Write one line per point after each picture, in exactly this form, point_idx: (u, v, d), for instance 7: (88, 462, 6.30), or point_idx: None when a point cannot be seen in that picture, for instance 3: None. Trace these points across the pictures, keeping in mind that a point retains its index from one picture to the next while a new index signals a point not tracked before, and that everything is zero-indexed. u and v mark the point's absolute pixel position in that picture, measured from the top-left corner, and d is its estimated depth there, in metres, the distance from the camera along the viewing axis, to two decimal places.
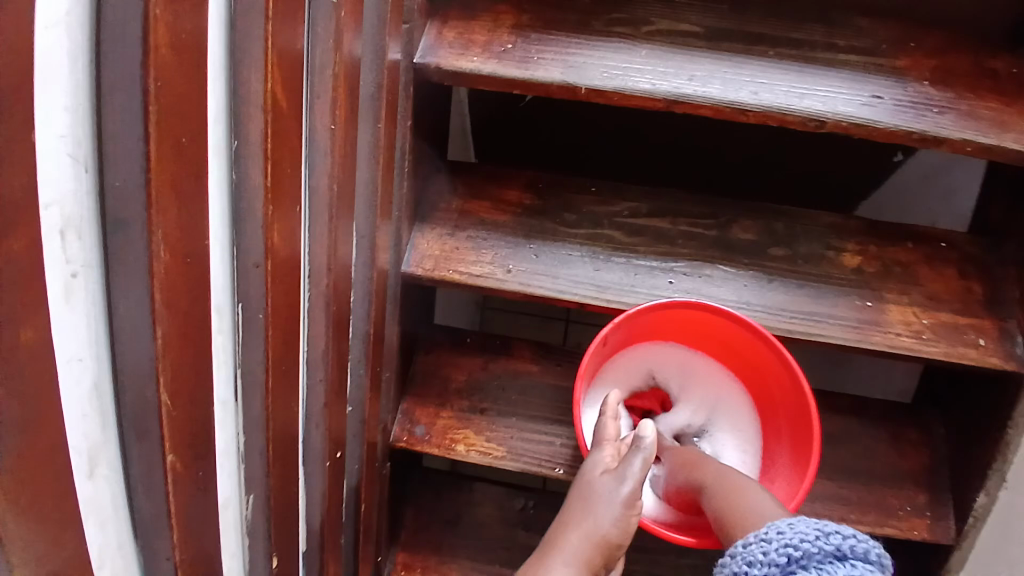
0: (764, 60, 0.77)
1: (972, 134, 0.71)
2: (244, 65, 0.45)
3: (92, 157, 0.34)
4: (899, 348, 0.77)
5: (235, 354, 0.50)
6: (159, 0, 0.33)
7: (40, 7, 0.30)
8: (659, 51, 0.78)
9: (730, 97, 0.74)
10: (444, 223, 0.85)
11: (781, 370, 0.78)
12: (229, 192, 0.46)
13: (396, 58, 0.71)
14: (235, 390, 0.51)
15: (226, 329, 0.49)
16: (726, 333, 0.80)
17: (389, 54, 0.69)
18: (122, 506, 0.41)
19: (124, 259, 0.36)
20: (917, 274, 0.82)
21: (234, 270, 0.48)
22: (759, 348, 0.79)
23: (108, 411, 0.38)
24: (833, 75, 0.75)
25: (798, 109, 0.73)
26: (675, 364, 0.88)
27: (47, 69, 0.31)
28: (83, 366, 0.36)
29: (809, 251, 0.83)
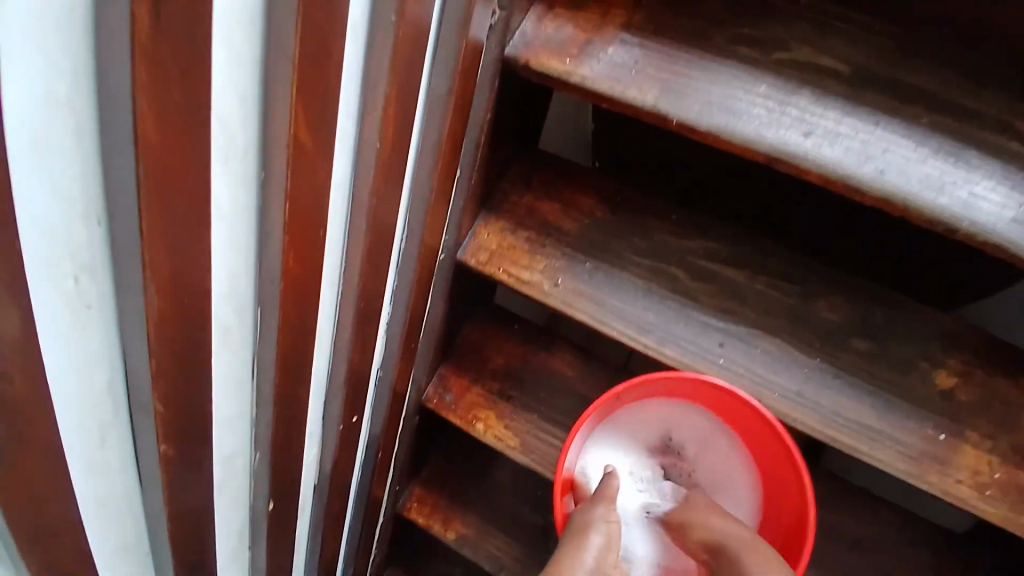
0: (912, 128, 0.62)
1: None
2: (272, 99, 0.44)
3: (103, 210, 0.36)
4: (951, 497, 0.69)
5: (250, 346, 0.56)
6: (145, 88, 0.32)
7: (34, 98, 0.29)
8: (779, 86, 0.64)
9: (849, 170, 0.60)
10: (509, 218, 0.84)
11: (791, 466, 0.75)
12: (255, 216, 0.49)
13: (481, 35, 0.65)
14: (251, 371, 0.58)
15: (245, 325, 0.54)
16: (748, 419, 0.77)
17: (474, 35, 0.64)
18: (129, 466, 0.49)
19: (129, 295, 0.40)
20: (1021, 420, 0.71)
21: (255, 280, 0.52)
22: (775, 442, 0.76)
23: (117, 402, 0.45)
24: (993, 170, 0.60)
25: (930, 205, 0.59)
26: (692, 429, 0.86)
27: (48, 146, 0.31)
28: (97, 370, 0.42)
29: (899, 354, 0.74)
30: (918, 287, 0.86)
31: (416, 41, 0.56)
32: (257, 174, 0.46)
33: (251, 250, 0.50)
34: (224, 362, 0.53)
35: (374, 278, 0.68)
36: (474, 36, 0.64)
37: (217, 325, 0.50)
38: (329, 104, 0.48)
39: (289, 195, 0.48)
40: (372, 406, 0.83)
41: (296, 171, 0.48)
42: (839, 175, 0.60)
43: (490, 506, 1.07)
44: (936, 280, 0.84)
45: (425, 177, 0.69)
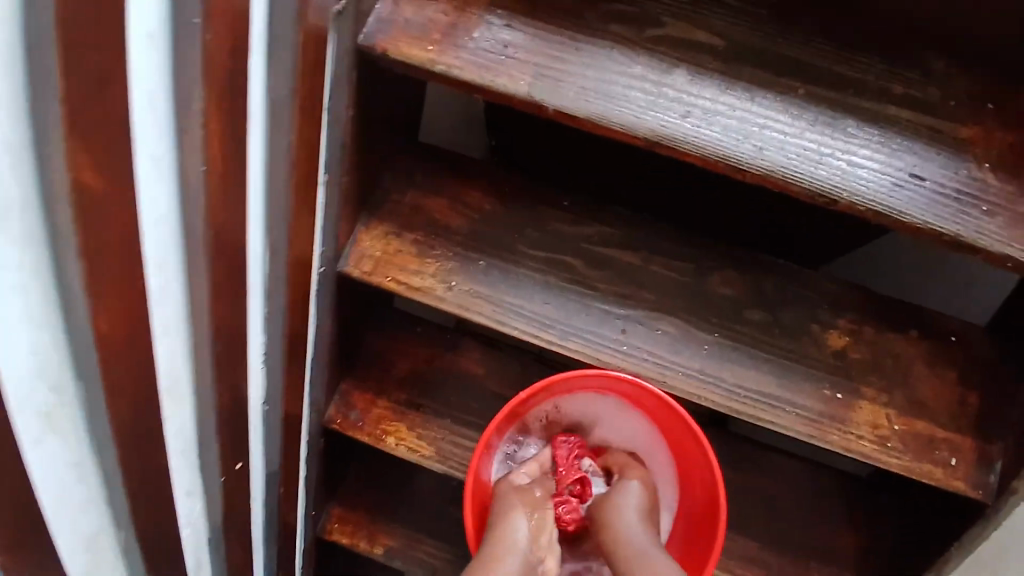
0: (789, 99, 0.61)
1: (1017, 249, 0.58)
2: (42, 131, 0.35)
3: None
4: (856, 453, 0.71)
5: (82, 423, 0.47)
6: None
7: None
8: (654, 67, 0.61)
9: (728, 151, 0.59)
10: (393, 220, 0.77)
11: (696, 444, 0.73)
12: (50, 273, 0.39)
13: (325, 25, 0.57)
14: (90, 448, 0.48)
15: (69, 401, 0.45)
16: (652, 406, 0.75)
17: (314, 25, 0.56)
18: None
19: None
20: (909, 371, 0.74)
21: (63, 344, 0.43)
22: (678, 422, 0.75)
23: None
24: (870, 137, 0.60)
25: (811, 179, 0.58)
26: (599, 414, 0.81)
27: None
28: None
29: (792, 321, 0.75)
30: (807, 249, 0.88)
31: (236, 44, 0.47)
32: (39, 226, 0.37)
33: (49, 315, 0.41)
34: (51, 445, 0.45)
35: (235, 315, 0.60)
36: (314, 26, 0.56)
37: (30, 407, 0.41)
38: (126, 137, 0.40)
39: (84, 248, 0.40)
40: (262, 442, 0.76)
41: (83, 218, 0.40)
42: (717, 155, 0.59)
43: (414, 516, 1.03)
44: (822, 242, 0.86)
45: (280, 194, 0.61)
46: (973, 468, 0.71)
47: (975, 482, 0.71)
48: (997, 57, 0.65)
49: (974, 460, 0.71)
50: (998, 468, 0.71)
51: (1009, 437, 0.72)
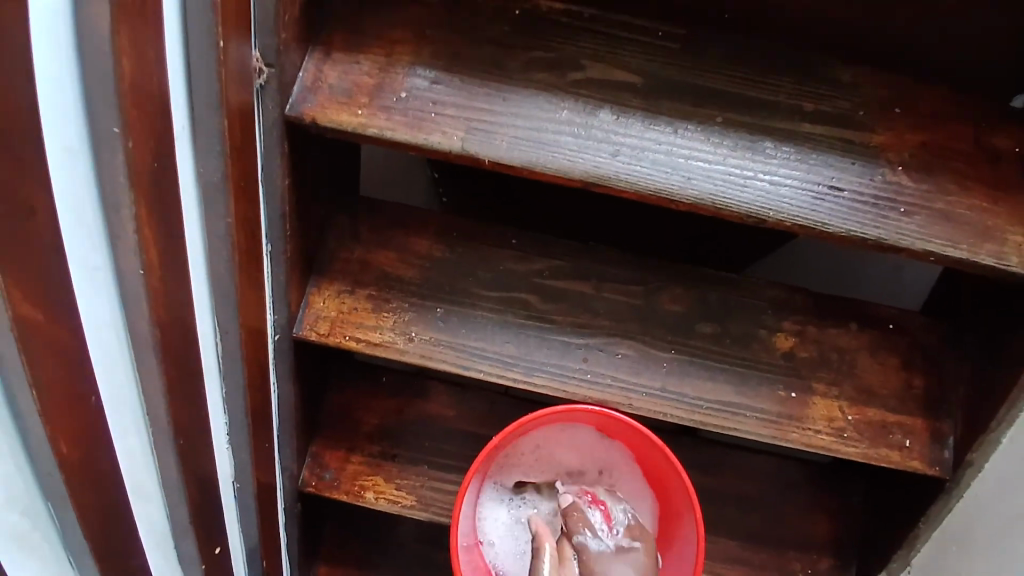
0: (710, 127, 0.64)
1: (939, 244, 0.63)
2: None
3: None
4: (814, 447, 0.75)
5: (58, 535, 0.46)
6: None
7: None
8: (580, 109, 0.63)
9: (660, 185, 0.61)
10: (343, 278, 0.77)
11: (672, 472, 0.74)
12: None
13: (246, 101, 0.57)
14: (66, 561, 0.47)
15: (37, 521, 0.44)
16: (627, 438, 0.76)
17: (234, 103, 0.55)
18: None
19: None
20: (855, 361, 0.78)
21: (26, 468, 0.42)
22: (654, 448, 0.74)
23: None
24: (790, 155, 0.64)
25: (737, 202, 0.62)
26: (574, 449, 0.79)
27: None
28: None
29: (739, 329, 0.78)
30: (746, 254, 0.92)
31: (158, 140, 0.46)
32: None
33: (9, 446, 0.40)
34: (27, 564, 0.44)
35: (193, 405, 0.59)
36: (234, 104, 0.55)
37: None
38: (59, 257, 0.40)
39: (38, 381, 0.40)
40: (237, 523, 0.74)
41: (31, 348, 0.39)
42: (650, 189, 0.61)
43: (402, 563, 1.02)
44: (758, 247, 0.90)
45: (223, 276, 0.60)
46: (927, 446, 0.76)
47: (928, 458, 0.76)
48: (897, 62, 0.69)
49: (927, 439, 0.76)
50: (949, 443, 0.76)
51: (955, 413, 0.77)
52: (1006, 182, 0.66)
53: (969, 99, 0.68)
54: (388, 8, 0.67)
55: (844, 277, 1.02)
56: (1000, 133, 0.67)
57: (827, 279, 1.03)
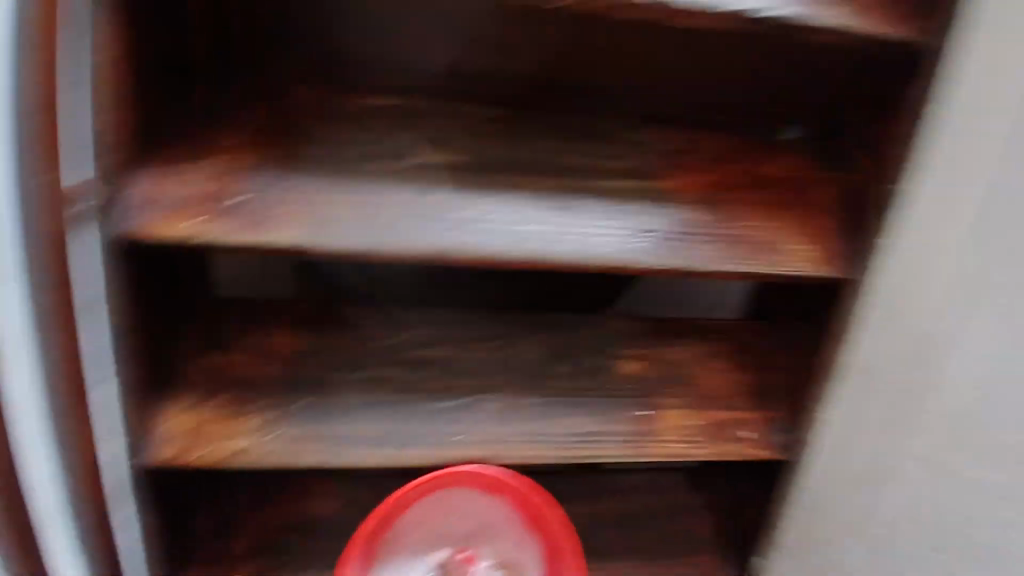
0: (527, 194, 0.72)
1: (741, 263, 0.73)
2: None
3: None
4: (669, 454, 0.83)
5: None
6: None
7: None
8: (409, 192, 0.69)
9: (490, 250, 0.67)
10: (197, 389, 0.74)
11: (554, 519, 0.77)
12: None
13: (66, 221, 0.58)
14: None
15: None
16: (510, 494, 0.78)
17: None
18: None
19: None
20: (691, 372, 0.89)
21: None
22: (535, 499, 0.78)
23: None
24: (599, 209, 0.73)
25: (561, 255, 0.69)
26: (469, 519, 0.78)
27: None
28: None
29: (588, 361, 0.86)
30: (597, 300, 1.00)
31: None
32: None
33: None
34: None
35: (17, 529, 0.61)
36: None
37: None
38: None
39: None
40: None
41: None
42: (484, 254, 0.67)
43: None
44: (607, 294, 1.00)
45: None
46: (766, 434, 0.87)
47: (767, 445, 0.87)
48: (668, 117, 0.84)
49: (762, 426, 0.88)
50: (783, 428, 0.88)
51: (778, 401, 0.89)
52: (786, 202, 0.79)
53: (731, 138, 0.83)
54: (212, 121, 0.70)
55: (681, 303, 1.16)
56: (765, 164, 0.81)
57: (668, 307, 1.16)
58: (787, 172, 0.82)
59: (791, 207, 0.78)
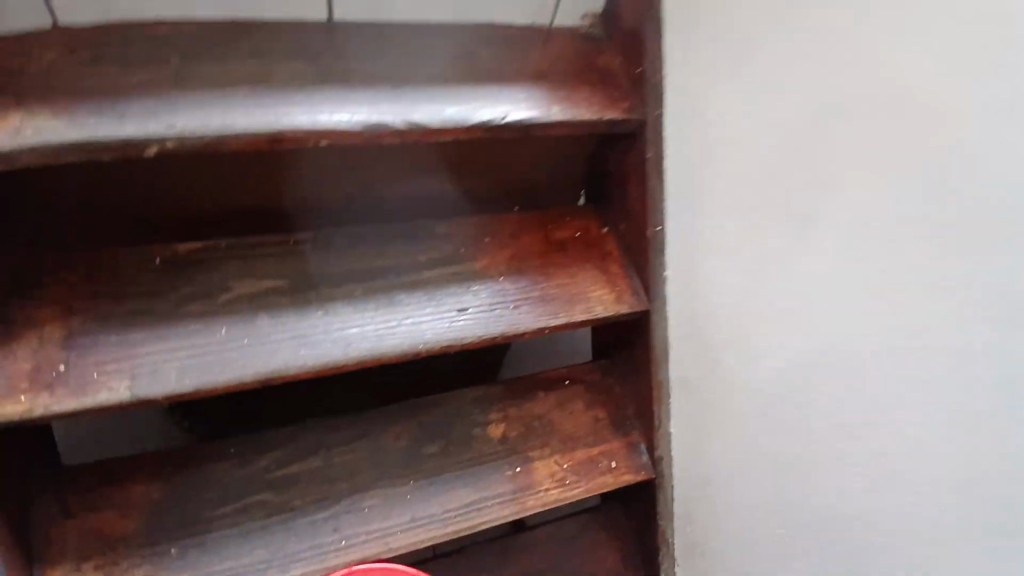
0: (354, 299, 0.80)
1: (545, 319, 0.88)
2: None
3: None
4: (549, 502, 0.91)
5: None
6: None
7: None
8: (239, 322, 0.75)
9: (327, 357, 0.75)
10: (65, 557, 0.73)
11: None
12: None
13: None
14: None
15: None
16: None
17: None
18: None
19: None
20: (553, 420, 0.99)
21: None
22: None
23: None
24: (421, 298, 0.83)
25: (393, 346, 0.78)
26: None
27: None
28: None
29: (458, 435, 0.92)
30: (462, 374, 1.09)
31: None
32: None
33: None
34: None
35: None
36: None
37: None
38: None
39: None
40: None
41: None
42: (320, 365, 0.74)
43: None
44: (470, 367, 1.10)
45: None
46: (627, 457, 0.99)
47: (631, 468, 0.98)
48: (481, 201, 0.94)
49: (625, 453, 0.99)
50: (642, 449, 1.00)
51: (633, 426, 1.01)
52: (575, 258, 0.96)
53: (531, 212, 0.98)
54: (33, 289, 0.71)
55: (546, 357, 1.27)
56: (557, 229, 0.97)
57: (535, 364, 1.27)
58: (578, 233, 0.98)
59: (578, 263, 0.95)
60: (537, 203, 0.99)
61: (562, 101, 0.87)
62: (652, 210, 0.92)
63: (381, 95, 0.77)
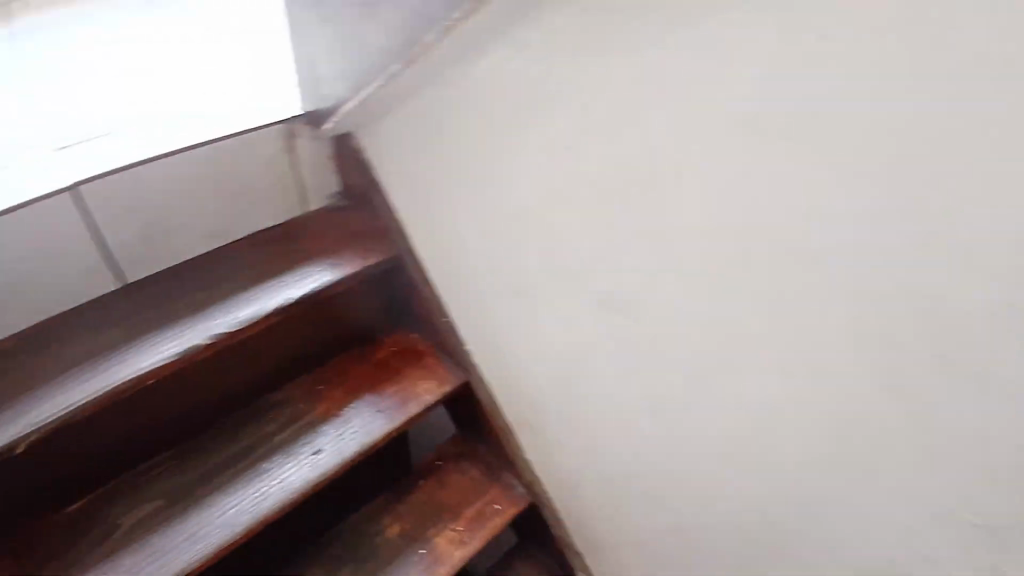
0: (227, 485, 0.99)
1: (388, 424, 1.07)
2: None
3: None
4: (458, 561, 1.12)
5: None
6: None
7: None
8: (138, 547, 0.90)
9: (217, 540, 0.92)
10: None
11: None
12: None
13: None
14: None
15: None
16: None
17: None
18: None
19: None
20: (439, 495, 1.21)
21: None
22: None
23: None
24: (282, 457, 1.02)
25: (269, 506, 0.96)
26: None
27: None
28: None
29: (365, 548, 1.14)
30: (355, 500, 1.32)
31: None
32: None
33: None
34: None
35: None
36: None
37: None
38: None
39: None
40: None
41: None
42: (214, 549, 0.91)
43: None
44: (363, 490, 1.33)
45: None
46: (507, 494, 1.23)
47: (512, 501, 1.22)
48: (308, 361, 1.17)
49: (505, 492, 1.23)
50: (515, 484, 1.24)
51: (502, 469, 1.26)
52: (399, 364, 1.17)
53: (352, 345, 1.20)
54: None
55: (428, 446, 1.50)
56: (375, 349, 1.19)
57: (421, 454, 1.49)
58: (395, 344, 1.20)
59: (403, 367, 1.16)
60: (357, 335, 1.20)
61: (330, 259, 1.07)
62: (437, 308, 1.17)
63: (180, 330, 0.96)
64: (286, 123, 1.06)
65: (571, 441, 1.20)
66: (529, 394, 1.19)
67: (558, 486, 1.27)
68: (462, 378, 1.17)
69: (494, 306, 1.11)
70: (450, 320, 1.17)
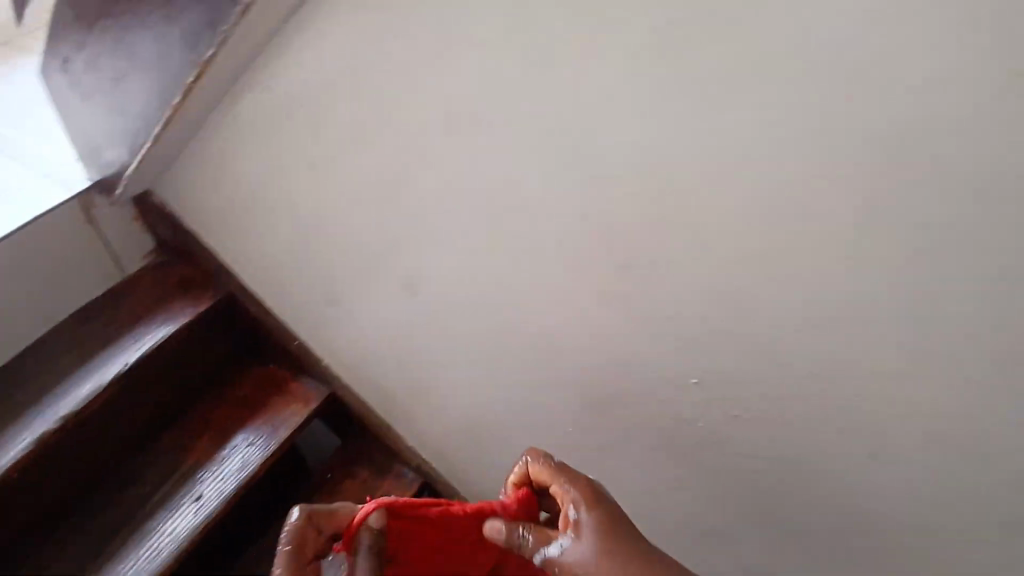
0: (112, 555, 1.01)
1: (263, 452, 1.13)
2: None
3: None
4: None
5: None
6: None
7: None
8: None
9: None
10: None
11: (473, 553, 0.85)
12: None
13: None
14: None
15: None
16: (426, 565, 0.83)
17: None
18: None
19: None
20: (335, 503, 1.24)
21: None
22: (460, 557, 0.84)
23: None
24: (164, 513, 1.06)
25: (161, 560, 1.00)
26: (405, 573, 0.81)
27: None
28: None
29: None
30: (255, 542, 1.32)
31: None
32: None
33: None
34: None
35: None
36: None
37: None
38: None
39: None
40: None
41: None
42: None
43: None
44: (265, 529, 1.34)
45: None
46: (401, 484, 1.28)
47: (406, 489, 1.27)
48: (170, 419, 1.19)
49: (398, 482, 1.28)
50: (406, 472, 1.30)
51: (391, 464, 1.30)
52: (259, 397, 1.22)
53: (211, 393, 1.23)
54: None
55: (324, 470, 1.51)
56: (234, 389, 1.23)
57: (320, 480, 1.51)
58: (253, 380, 1.25)
59: (264, 398, 1.21)
60: (211, 383, 1.23)
61: (160, 320, 1.11)
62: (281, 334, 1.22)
63: (20, 425, 0.97)
64: (80, 197, 1.06)
65: (433, 430, 1.25)
66: (398, 399, 1.23)
67: (447, 474, 1.32)
68: (325, 390, 1.23)
69: (331, 324, 1.16)
70: (301, 342, 1.20)
